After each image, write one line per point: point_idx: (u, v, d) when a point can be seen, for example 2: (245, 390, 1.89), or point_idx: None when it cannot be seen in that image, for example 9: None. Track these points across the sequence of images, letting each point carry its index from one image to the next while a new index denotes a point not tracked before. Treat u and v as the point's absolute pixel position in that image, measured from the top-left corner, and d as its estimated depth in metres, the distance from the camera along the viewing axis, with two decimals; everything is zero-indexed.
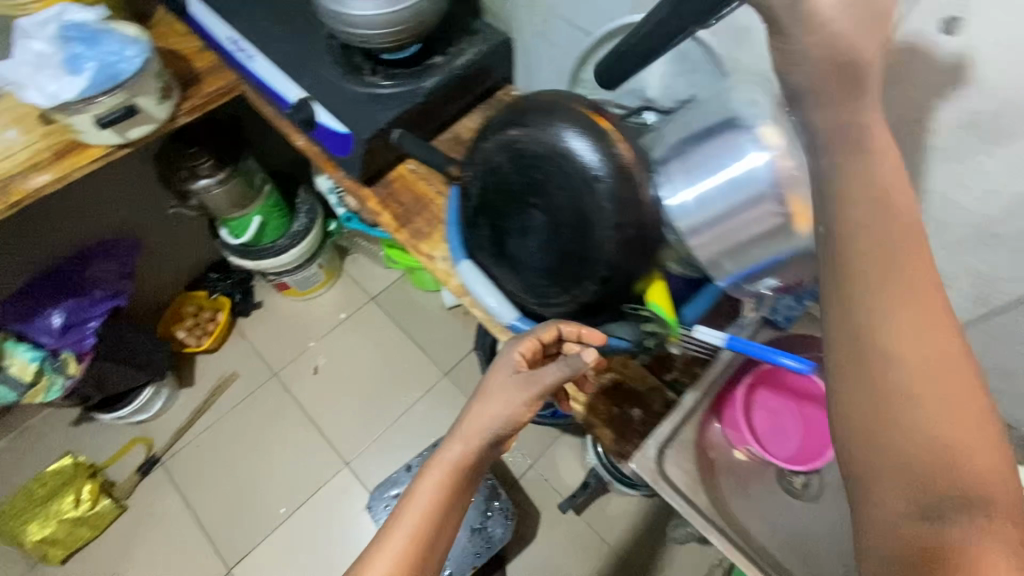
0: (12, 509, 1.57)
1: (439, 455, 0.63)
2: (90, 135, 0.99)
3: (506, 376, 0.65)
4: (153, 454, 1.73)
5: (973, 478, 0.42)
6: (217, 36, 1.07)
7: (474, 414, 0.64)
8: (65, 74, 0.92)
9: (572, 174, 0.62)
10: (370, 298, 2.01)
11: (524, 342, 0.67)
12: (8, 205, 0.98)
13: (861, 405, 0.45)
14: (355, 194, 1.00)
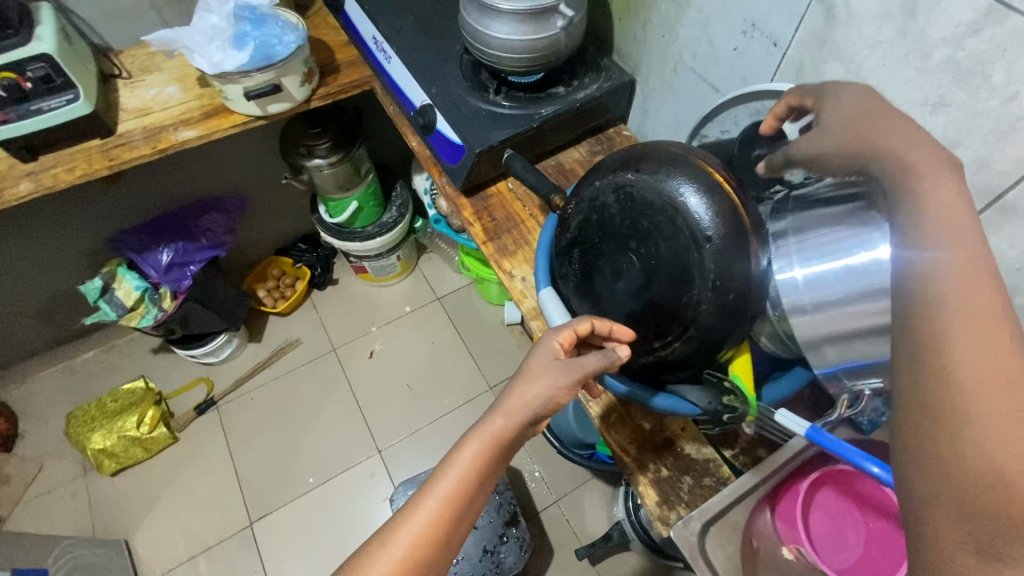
0: (85, 414, 1.73)
1: (479, 425, 0.62)
2: (236, 104, 1.11)
3: (554, 362, 0.64)
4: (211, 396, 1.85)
5: None
6: (363, 33, 1.16)
7: (520, 393, 0.62)
8: (231, 48, 1.03)
9: (681, 228, 0.63)
10: (436, 298, 2.07)
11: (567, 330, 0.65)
12: (155, 150, 1.09)
13: (917, 437, 0.43)
14: (452, 200, 1.03)
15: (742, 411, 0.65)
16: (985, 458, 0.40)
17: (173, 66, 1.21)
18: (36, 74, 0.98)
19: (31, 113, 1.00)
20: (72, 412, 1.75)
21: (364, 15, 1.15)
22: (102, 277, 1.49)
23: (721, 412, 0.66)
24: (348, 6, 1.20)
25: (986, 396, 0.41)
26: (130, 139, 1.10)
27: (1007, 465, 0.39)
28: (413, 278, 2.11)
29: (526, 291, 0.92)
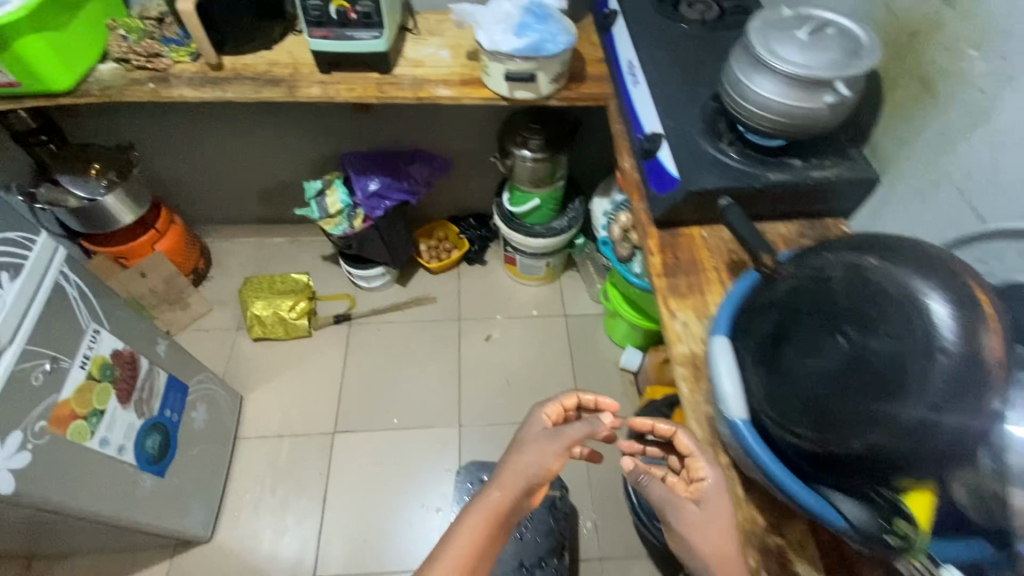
0: (257, 283, 2.03)
1: (484, 497, 0.87)
2: (492, 80, 1.22)
3: (535, 445, 0.92)
4: (349, 313, 2.08)
5: None
6: (621, 56, 1.24)
7: (514, 463, 0.90)
8: (511, 33, 1.15)
9: (914, 332, 0.59)
10: (565, 315, 2.11)
11: (551, 408, 1.00)
12: (415, 97, 1.27)
13: None
14: (642, 227, 1.06)
15: (917, 541, 0.60)
16: None
17: (451, 36, 1.40)
18: (361, 9, 1.18)
19: (344, 37, 1.21)
20: (248, 277, 2.06)
21: (629, 41, 1.24)
22: (322, 182, 1.74)
23: (885, 535, 0.62)
24: (616, 29, 1.29)
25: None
26: (399, 81, 1.29)
27: None
28: (551, 288, 2.17)
29: (682, 337, 0.91)
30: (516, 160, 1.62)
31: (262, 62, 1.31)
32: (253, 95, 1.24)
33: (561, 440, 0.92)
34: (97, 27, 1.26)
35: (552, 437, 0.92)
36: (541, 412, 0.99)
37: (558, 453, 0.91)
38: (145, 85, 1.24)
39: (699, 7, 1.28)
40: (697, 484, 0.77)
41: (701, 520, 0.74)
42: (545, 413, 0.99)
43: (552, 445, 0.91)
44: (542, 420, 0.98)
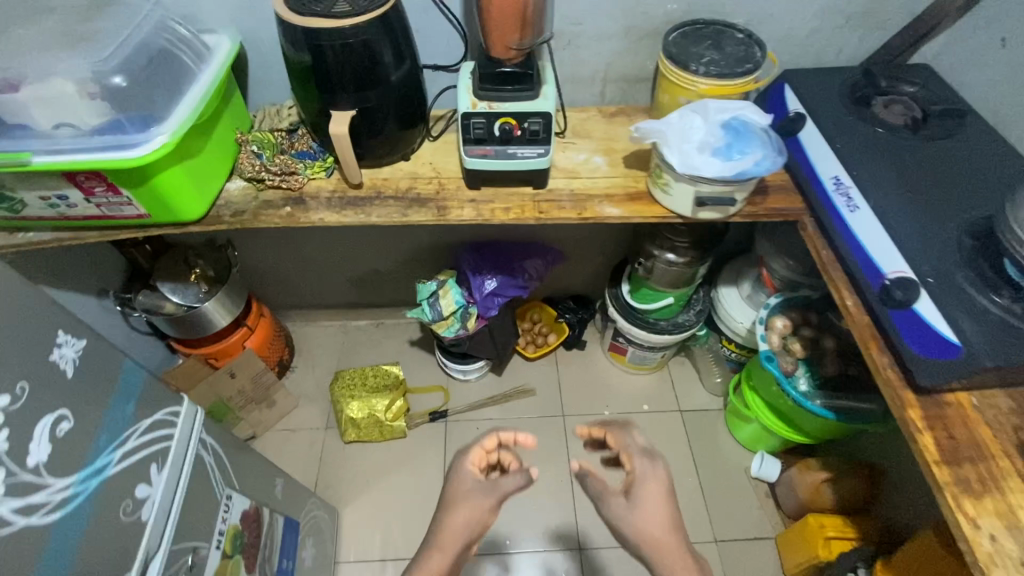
0: (348, 379, 1.87)
1: (423, 564, 0.98)
2: (671, 198, 1.07)
3: (467, 505, 0.99)
4: (444, 408, 1.91)
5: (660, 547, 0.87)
6: (820, 169, 1.07)
7: (449, 532, 0.98)
8: (706, 153, 0.99)
9: None
10: (679, 410, 1.92)
11: (473, 454, 1.09)
12: (579, 216, 1.12)
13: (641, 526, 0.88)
14: (894, 390, 0.87)
15: None
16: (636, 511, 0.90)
17: (601, 139, 1.27)
18: (530, 126, 1.04)
19: (506, 155, 1.08)
20: (338, 371, 1.90)
21: (828, 153, 1.08)
22: (435, 281, 1.60)
23: None
24: (803, 135, 1.13)
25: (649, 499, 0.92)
26: (558, 196, 1.15)
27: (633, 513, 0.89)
28: (659, 377, 1.99)
29: (998, 558, 0.73)
30: (657, 263, 1.49)
31: (404, 176, 1.18)
32: (400, 219, 1.11)
33: (493, 493, 1.00)
34: (228, 145, 1.15)
35: (484, 489, 1.01)
36: (465, 463, 1.07)
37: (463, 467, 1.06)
38: (281, 209, 1.11)
39: (900, 108, 1.13)
40: (632, 477, 0.94)
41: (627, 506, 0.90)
42: (468, 464, 1.07)
43: (479, 494, 1.00)
44: (470, 472, 1.06)
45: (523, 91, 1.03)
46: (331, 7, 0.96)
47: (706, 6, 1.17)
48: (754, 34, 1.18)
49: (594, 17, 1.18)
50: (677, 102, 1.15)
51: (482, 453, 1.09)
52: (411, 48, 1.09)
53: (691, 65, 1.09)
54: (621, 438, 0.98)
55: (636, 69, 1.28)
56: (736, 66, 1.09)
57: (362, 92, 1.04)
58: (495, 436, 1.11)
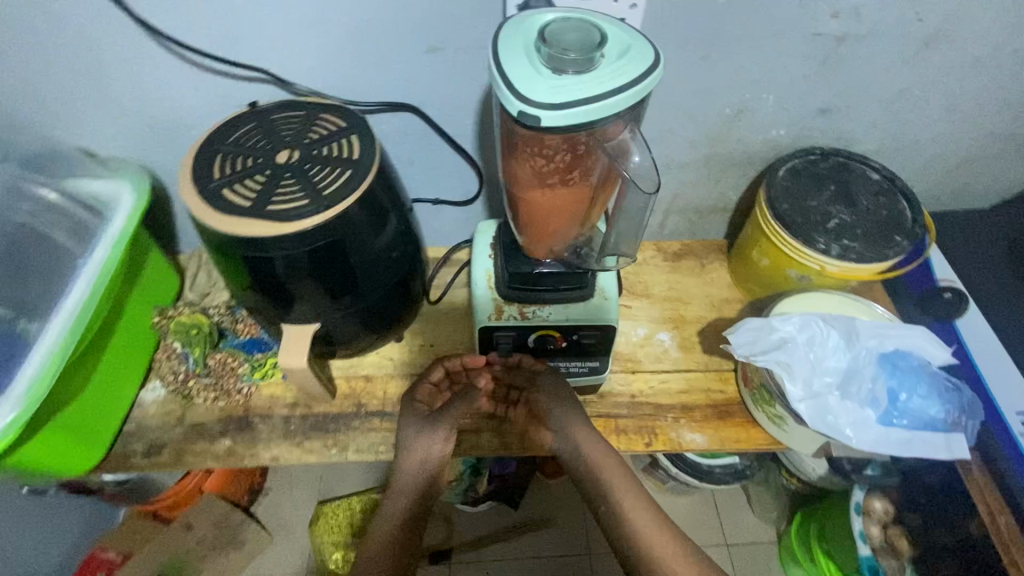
0: (331, 514, 1.34)
1: (375, 531, 0.71)
2: (785, 433, 0.74)
3: (417, 446, 0.72)
4: (448, 545, 1.40)
5: (623, 484, 0.69)
6: (1000, 395, 0.74)
7: (411, 474, 0.72)
8: (853, 407, 0.65)
9: None
10: (726, 543, 1.44)
11: (420, 391, 0.76)
12: (647, 447, 0.78)
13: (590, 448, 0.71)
14: None
15: None
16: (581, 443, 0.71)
17: (665, 299, 0.92)
18: (580, 339, 0.71)
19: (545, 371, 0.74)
20: (324, 503, 1.37)
21: (1009, 369, 0.75)
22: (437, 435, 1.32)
23: None
24: (965, 325, 0.79)
25: (570, 419, 0.72)
26: (612, 407, 0.81)
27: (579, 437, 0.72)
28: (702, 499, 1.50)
29: None
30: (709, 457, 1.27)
31: (394, 373, 0.83)
32: (388, 452, 0.77)
33: (441, 425, 0.73)
34: (144, 337, 0.80)
35: (424, 432, 0.72)
36: (413, 404, 0.75)
37: (408, 396, 0.76)
38: (217, 440, 0.77)
39: None
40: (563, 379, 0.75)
41: (558, 412, 0.72)
42: (414, 404, 0.75)
43: (433, 438, 0.72)
44: (418, 412, 0.74)
45: (574, 295, 0.68)
46: (275, 193, 0.59)
47: (826, 134, 0.81)
48: (890, 170, 0.83)
49: (665, 146, 0.82)
50: (782, 272, 0.81)
51: (434, 389, 0.77)
52: (401, 213, 0.72)
53: (815, 238, 0.75)
54: (549, 379, 0.72)
55: (713, 200, 0.93)
56: (881, 239, 0.74)
57: (331, 299, 0.68)
58: (443, 364, 0.76)
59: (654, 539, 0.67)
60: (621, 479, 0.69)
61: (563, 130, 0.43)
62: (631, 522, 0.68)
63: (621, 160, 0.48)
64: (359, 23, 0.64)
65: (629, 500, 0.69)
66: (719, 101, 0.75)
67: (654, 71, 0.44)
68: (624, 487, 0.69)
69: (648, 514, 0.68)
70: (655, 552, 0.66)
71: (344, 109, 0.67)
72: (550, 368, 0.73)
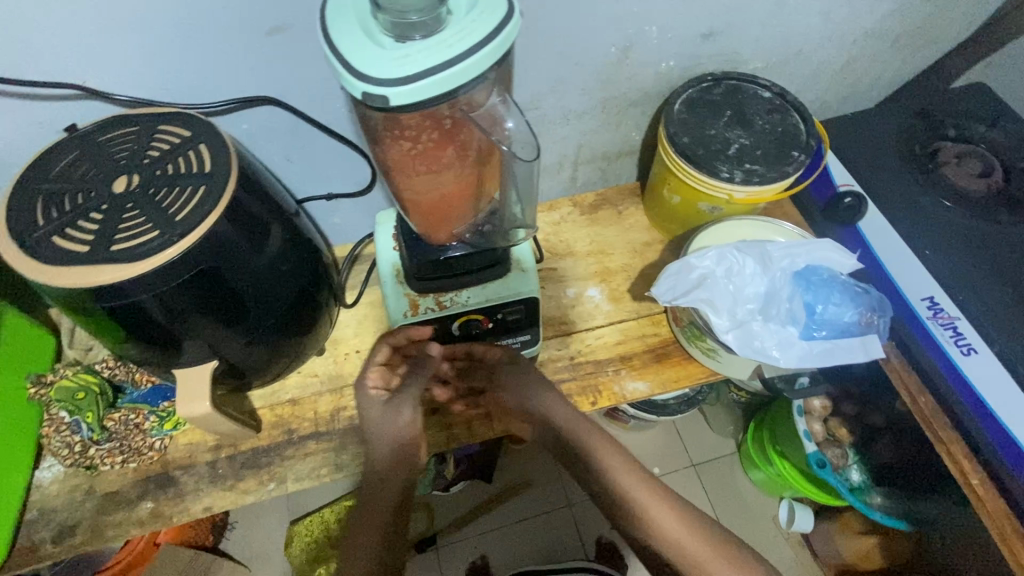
0: (307, 537, 1.26)
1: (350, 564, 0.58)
2: (720, 363, 0.75)
3: (384, 435, 0.63)
4: (430, 531, 1.39)
5: (616, 466, 0.62)
6: (904, 286, 0.77)
7: (387, 479, 0.62)
8: (776, 328, 0.67)
9: None
10: (692, 464, 1.50)
11: (370, 375, 0.64)
12: (595, 407, 0.77)
13: (574, 424, 0.65)
14: None
15: None
16: (564, 420, 0.65)
17: (589, 254, 0.91)
18: (505, 317, 0.67)
19: None
20: (294, 523, 1.29)
21: (911, 259, 0.78)
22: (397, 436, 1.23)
23: None
24: (866, 225, 0.82)
25: (548, 398, 0.66)
26: (554, 374, 0.80)
27: (558, 415, 0.65)
28: (665, 427, 1.54)
29: None
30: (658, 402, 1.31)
31: (321, 390, 0.77)
32: (332, 473, 0.72)
33: (407, 408, 0.64)
34: (21, 413, 0.70)
35: (390, 419, 0.63)
36: (367, 394, 0.64)
37: (362, 381, 0.65)
38: (138, 504, 0.70)
39: (975, 166, 0.83)
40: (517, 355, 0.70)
41: (536, 395, 0.66)
42: (369, 391, 0.64)
43: (401, 423, 0.63)
44: (377, 399, 0.64)
45: (489, 274, 0.65)
46: (116, 230, 0.51)
47: (715, 58, 0.80)
48: (779, 85, 0.82)
49: (558, 97, 0.78)
50: (693, 206, 0.80)
51: (385, 370, 0.65)
52: (284, 220, 0.65)
53: (718, 167, 0.73)
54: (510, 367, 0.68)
55: (618, 144, 0.91)
56: (779, 157, 0.74)
57: (224, 332, 0.61)
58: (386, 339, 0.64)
59: (650, 503, 0.59)
60: (612, 451, 0.63)
61: (417, 107, 0.38)
62: (631, 495, 0.60)
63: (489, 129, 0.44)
64: (180, 11, 0.55)
65: (622, 467, 0.62)
66: (599, 40, 0.72)
67: (506, 28, 0.39)
68: (619, 463, 0.62)
69: (642, 481, 0.61)
70: (655, 518, 0.59)
71: (184, 116, 0.58)
72: (507, 353, 0.69)
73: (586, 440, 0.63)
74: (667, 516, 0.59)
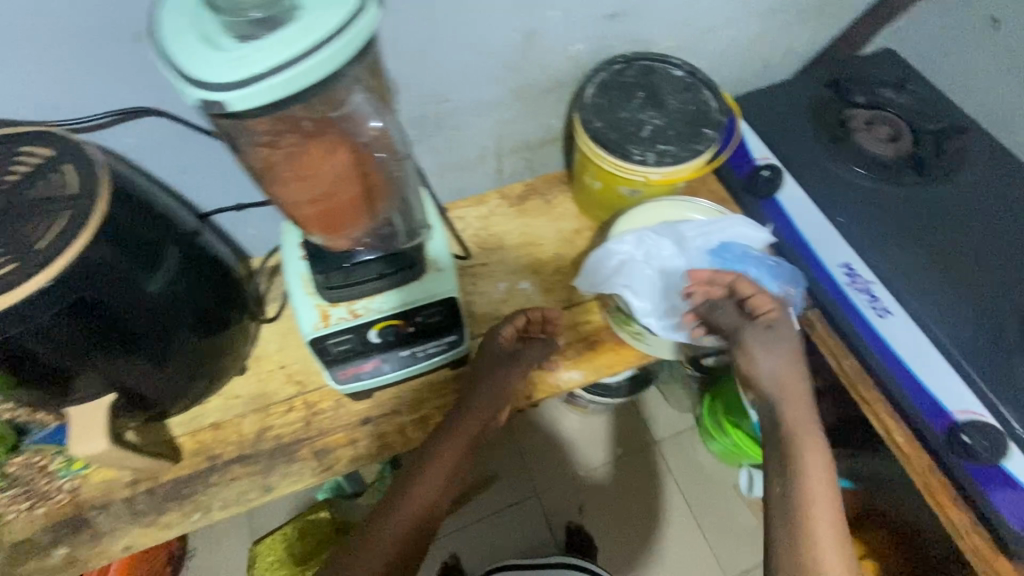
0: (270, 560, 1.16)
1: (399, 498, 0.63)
2: (649, 345, 0.76)
3: (495, 380, 0.72)
4: None
5: (808, 467, 0.55)
6: (821, 254, 0.79)
7: (459, 429, 0.68)
8: (694, 306, 0.69)
9: None
10: (654, 441, 1.48)
11: (505, 328, 0.75)
12: (530, 401, 0.76)
13: (821, 453, 0.56)
14: (987, 567, 0.65)
15: None
16: (811, 447, 0.57)
17: (519, 246, 0.89)
18: (425, 319, 0.65)
19: (400, 362, 0.68)
20: (257, 544, 1.21)
21: (826, 227, 0.79)
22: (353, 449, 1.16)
23: None
24: (782, 196, 0.83)
25: (797, 410, 0.59)
26: None
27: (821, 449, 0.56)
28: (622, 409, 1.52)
29: None
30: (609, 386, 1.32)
31: (245, 411, 0.74)
32: (261, 496, 0.69)
33: (520, 364, 0.74)
34: None
35: (504, 368, 0.73)
36: (497, 340, 0.75)
37: (492, 334, 0.75)
38: (51, 551, 0.66)
39: (883, 132, 0.85)
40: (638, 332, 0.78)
41: (768, 355, 0.62)
42: (498, 338, 0.75)
43: (512, 375, 0.73)
44: (500, 349, 0.74)
45: (401, 278, 0.62)
46: None
47: (623, 39, 0.79)
48: (691, 62, 0.82)
49: (469, 88, 0.76)
50: (615, 191, 0.80)
51: (516, 329, 0.76)
52: (180, 239, 0.62)
53: (631, 150, 0.73)
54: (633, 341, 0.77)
55: (540, 132, 0.89)
56: (691, 136, 0.74)
57: (124, 362, 0.58)
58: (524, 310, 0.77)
59: (817, 501, 0.53)
60: (818, 459, 0.56)
61: (261, 110, 0.36)
62: (808, 494, 0.54)
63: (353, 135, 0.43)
64: (24, 20, 0.50)
65: (820, 475, 0.55)
66: (501, 27, 0.69)
67: (357, 24, 0.36)
68: (812, 464, 0.55)
69: (825, 482, 0.55)
70: (812, 519, 0.53)
71: (45, 135, 0.54)
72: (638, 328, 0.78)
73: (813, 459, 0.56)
74: (825, 523, 0.52)
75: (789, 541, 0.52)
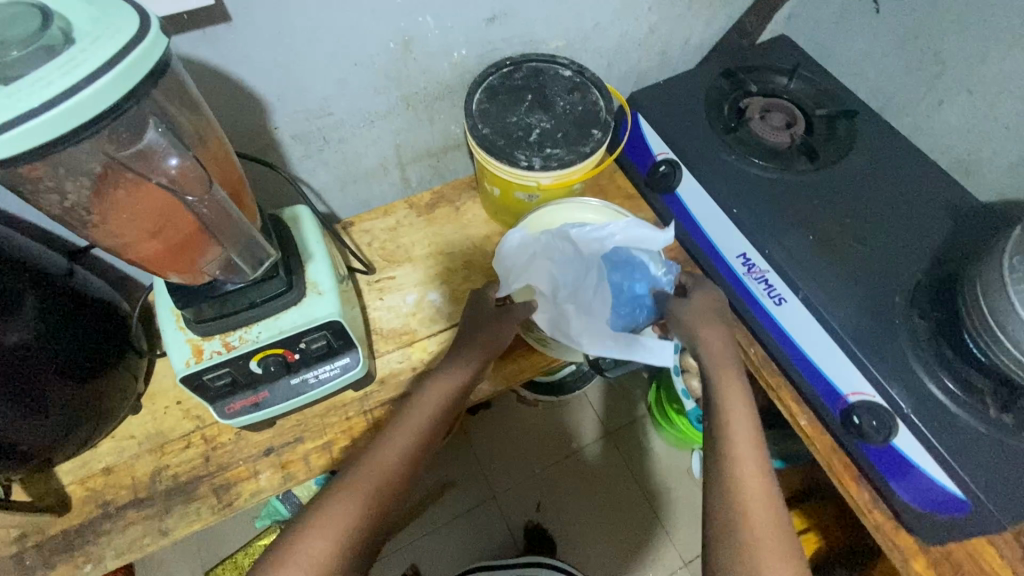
0: None
1: (357, 474, 0.56)
2: (554, 349, 0.77)
3: (475, 343, 0.69)
4: None
5: (732, 419, 0.59)
6: (722, 247, 0.80)
7: (425, 402, 0.63)
8: (587, 306, 0.74)
9: None
10: (607, 432, 1.44)
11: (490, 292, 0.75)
12: None
13: (736, 403, 0.60)
14: (890, 541, 0.68)
15: None
16: (734, 404, 0.60)
17: (427, 256, 0.87)
18: (309, 346, 0.63)
19: (289, 391, 0.65)
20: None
21: (722, 219, 0.79)
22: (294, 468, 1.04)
23: None
24: (682, 191, 0.84)
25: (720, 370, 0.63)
26: (396, 390, 0.76)
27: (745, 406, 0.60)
28: (577, 402, 1.47)
29: None
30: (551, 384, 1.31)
31: (139, 452, 0.71)
32: (159, 539, 0.66)
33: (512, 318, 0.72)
34: None
35: (489, 329, 0.70)
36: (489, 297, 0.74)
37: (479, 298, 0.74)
38: None
39: (776, 119, 0.85)
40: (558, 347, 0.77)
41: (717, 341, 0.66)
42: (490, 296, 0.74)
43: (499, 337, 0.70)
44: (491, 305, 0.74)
45: (275, 306, 0.60)
46: None
47: (508, 42, 0.78)
48: (581, 61, 0.81)
49: (351, 99, 0.73)
50: (512, 197, 0.79)
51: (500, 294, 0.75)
52: (49, 284, 0.60)
53: (519, 155, 0.72)
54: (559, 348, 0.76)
55: (440, 139, 0.88)
56: (579, 137, 0.74)
57: None
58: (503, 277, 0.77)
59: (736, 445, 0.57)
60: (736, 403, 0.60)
61: (34, 155, 0.34)
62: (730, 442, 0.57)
63: (154, 174, 0.43)
64: None
65: (739, 418, 0.59)
66: (375, 37, 0.67)
67: (121, 63, 0.34)
68: (732, 407, 0.60)
69: (746, 427, 0.58)
70: (738, 466, 0.55)
71: None
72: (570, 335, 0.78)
73: (738, 409, 0.60)
74: (754, 470, 0.55)
75: (718, 495, 0.54)
